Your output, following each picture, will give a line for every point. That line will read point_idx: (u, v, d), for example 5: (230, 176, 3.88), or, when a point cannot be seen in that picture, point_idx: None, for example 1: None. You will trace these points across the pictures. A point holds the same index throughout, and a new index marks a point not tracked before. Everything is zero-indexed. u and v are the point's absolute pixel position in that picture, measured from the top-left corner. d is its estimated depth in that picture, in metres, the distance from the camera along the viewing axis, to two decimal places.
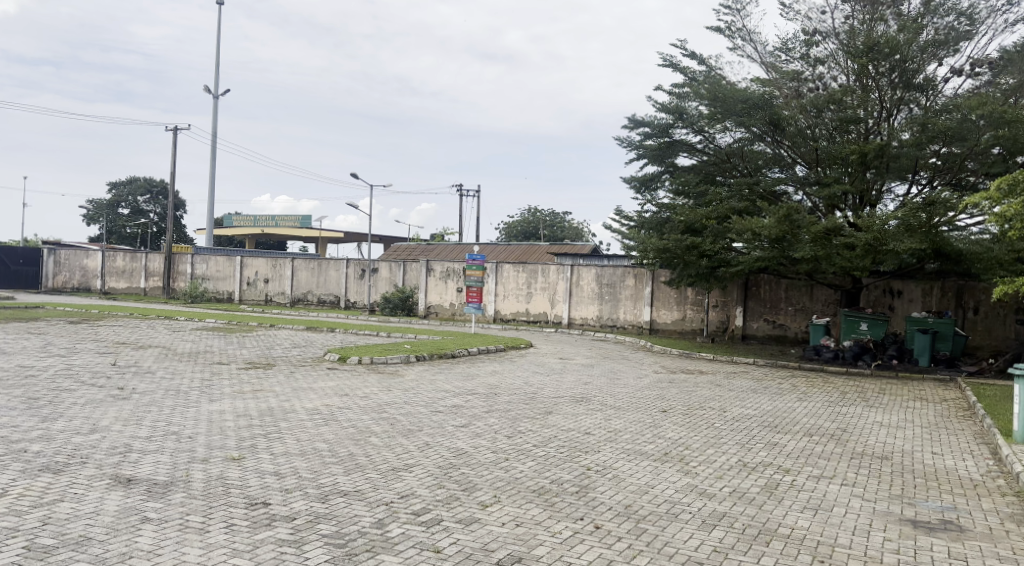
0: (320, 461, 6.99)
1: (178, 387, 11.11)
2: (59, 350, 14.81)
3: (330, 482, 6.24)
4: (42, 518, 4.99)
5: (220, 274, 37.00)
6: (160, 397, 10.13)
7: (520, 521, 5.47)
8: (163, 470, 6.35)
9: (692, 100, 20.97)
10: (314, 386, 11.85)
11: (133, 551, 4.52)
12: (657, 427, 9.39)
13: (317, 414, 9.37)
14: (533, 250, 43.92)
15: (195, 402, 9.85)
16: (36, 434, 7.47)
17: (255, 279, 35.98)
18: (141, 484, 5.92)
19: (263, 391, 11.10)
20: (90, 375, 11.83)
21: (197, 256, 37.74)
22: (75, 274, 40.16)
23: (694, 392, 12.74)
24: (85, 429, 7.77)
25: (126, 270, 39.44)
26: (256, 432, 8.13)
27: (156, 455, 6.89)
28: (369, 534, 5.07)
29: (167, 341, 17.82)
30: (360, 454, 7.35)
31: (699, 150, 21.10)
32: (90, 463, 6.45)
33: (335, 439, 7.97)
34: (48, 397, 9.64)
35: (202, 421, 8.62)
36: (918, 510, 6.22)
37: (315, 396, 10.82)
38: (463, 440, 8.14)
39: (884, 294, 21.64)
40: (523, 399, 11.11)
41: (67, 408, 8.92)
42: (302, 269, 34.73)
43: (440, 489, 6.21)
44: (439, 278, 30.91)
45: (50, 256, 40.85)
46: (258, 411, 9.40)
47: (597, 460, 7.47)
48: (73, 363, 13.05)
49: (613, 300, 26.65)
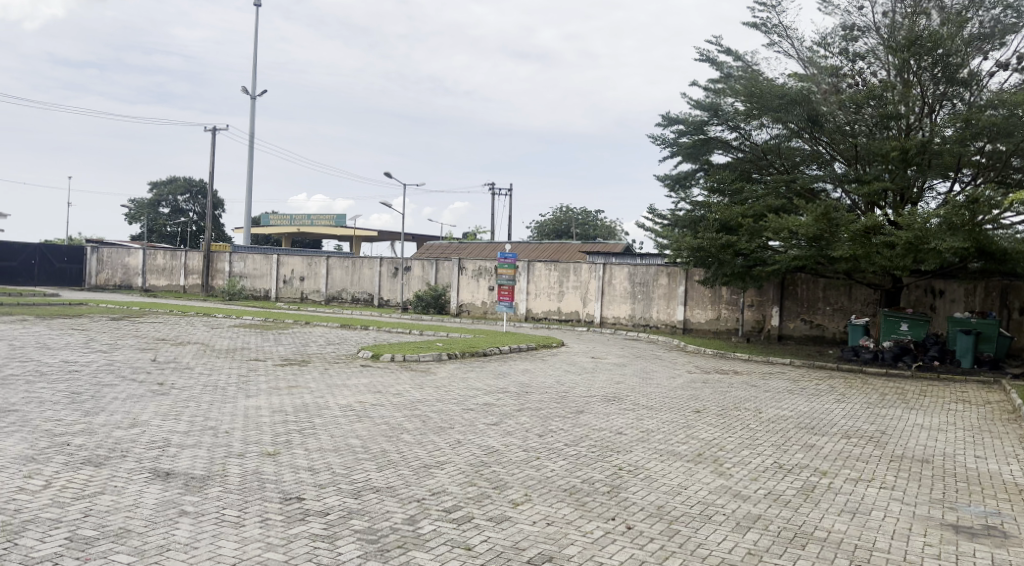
0: (353, 457, 7.06)
1: (216, 382, 11.33)
2: (101, 346, 15.21)
3: (363, 478, 6.30)
4: (83, 510, 5.11)
5: (256, 272, 37.58)
6: (199, 392, 10.33)
7: (551, 521, 5.44)
8: (200, 464, 6.47)
9: (728, 96, 20.77)
10: (348, 383, 11.98)
11: (170, 544, 4.60)
12: (690, 427, 9.30)
13: (350, 411, 9.49)
14: (565, 249, 43.82)
15: (233, 398, 10.04)
16: (80, 427, 7.67)
17: (291, 277, 36.45)
18: (179, 477, 6.03)
19: (298, 387, 11.25)
20: (131, 370, 12.13)
21: (236, 254, 38.43)
22: (118, 273, 41.19)
23: (729, 393, 12.57)
24: (126, 424, 7.96)
25: (167, 268, 40.28)
26: (291, 428, 8.25)
27: (194, 449, 7.02)
28: (401, 530, 5.09)
29: (206, 337, 18.19)
30: (392, 450, 7.39)
31: (735, 148, 20.86)
32: (130, 457, 6.58)
33: (368, 435, 8.05)
34: (90, 391, 9.88)
35: (240, 417, 8.77)
36: (961, 515, 6.05)
37: (349, 393, 10.93)
38: (494, 438, 8.15)
39: (925, 294, 21.12)
40: (555, 398, 11.08)
41: (108, 403, 9.11)
42: (337, 267, 35.13)
43: (471, 487, 6.22)
44: (470, 277, 31.01)
45: (94, 254, 42.00)
46: (294, 407, 9.53)
47: (628, 460, 7.40)
48: (114, 359, 13.39)
49: (646, 299, 26.44)
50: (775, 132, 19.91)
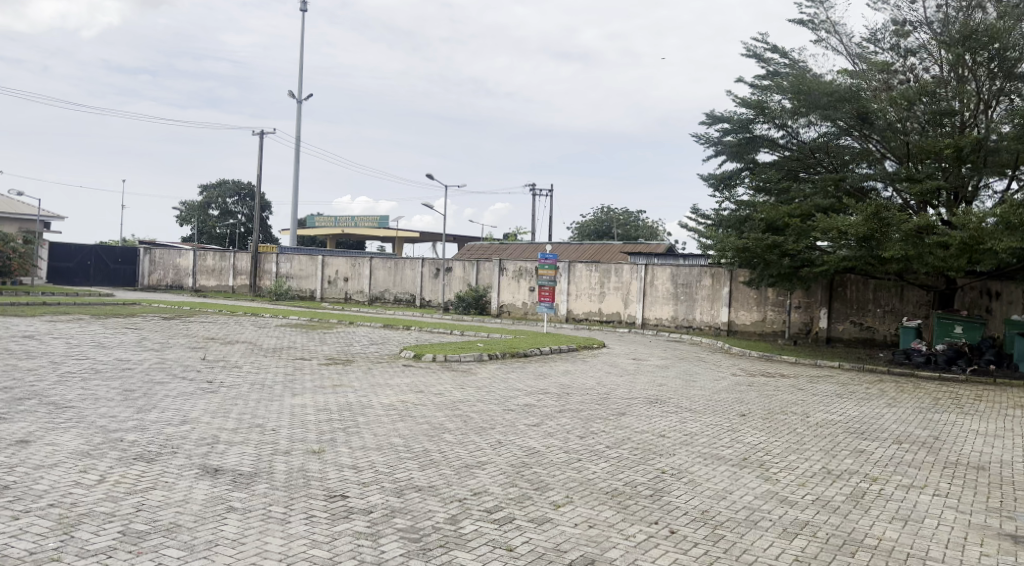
0: (396, 456, 7.11)
1: (263, 381, 11.56)
2: (154, 345, 15.65)
3: (405, 477, 6.35)
4: (136, 504, 5.25)
5: (301, 273, 38.22)
6: (246, 390, 10.55)
7: (593, 523, 5.40)
8: (248, 461, 6.60)
9: (775, 94, 20.38)
10: (391, 382, 12.09)
11: (218, 540, 4.70)
12: (735, 431, 9.14)
13: (392, 410, 9.57)
14: (607, 250, 43.58)
15: (279, 396, 10.22)
16: (133, 424, 7.90)
17: (335, 278, 36.98)
18: (227, 474, 6.15)
19: (342, 386, 11.40)
20: (182, 368, 12.44)
21: (282, 255, 39.15)
22: (169, 273, 42.38)
23: (775, 396, 12.32)
24: (176, 421, 8.17)
25: (216, 269, 41.26)
26: (335, 426, 8.36)
27: (241, 446, 7.16)
28: (443, 530, 5.12)
29: (253, 336, 18.57)
30: (434, 450, 7.42)
31: (781, 146, 20.44)
32: (180, 453, 6.75)
33: (410, 434, 8.10)
34: (142, 389, 10.16)
35: (285, 415, 8.93)
36: (1020, 525, 5.81)
37: (391, 393, 11.03)
38: (535, 440, 8.13)
39: (981, 296, 20.40)
40: (596, 400, 11.01)
41: (160, 401, 9.35)
42: (379, 268, 35.52)
43: (513, 487, 6.22)
44: (511, 278, 31.02)
45: (147, 255, 43.27)
46: (337, 406, 9.66)
47: (672, 463, 7.30)
48: (166, 357, 13.76)
49: (689, 300, 26.12)
50: (823, 130, 19.46)
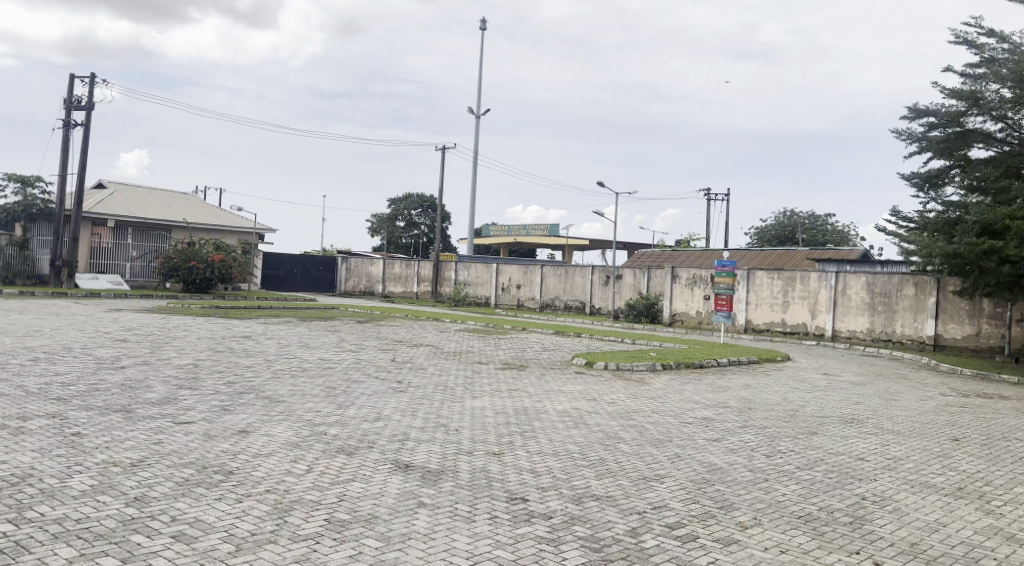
0: (574, 463, 7.13)
1: (446, 383, 12.11)
2: (350, 346, 16.97)
3: (584, 486, 6.34)
4: (338, 494, 5.68)
5: (478, 280, 39.66)
6: (431, 391, 11.10)
7: (784, 549, 5.07)
8: (435, 459, 6.92)
9: (991, 83, 18.18)
10: (566, 389, 12.18)
11: (411, 533, 4.95)
12: (947, 457, 8.20)
13: (569, 417, 9.62)
14: (793, 257, 41.11)
15: (460, 398, 10.65)
16: (334, 418, 8.59)
17: (510, 285, 38.02)
18: (416, 470, 6.49)
19: (519, 391, 11.66)
20: (374, 368, 13.35)
21: (460, 263, 40.90)
22: (361, 280, 45.87)
23: (995, 420, 10.90)
24: (371, 417, 8.77)
25: (401, 276, 44.01)
26: (514, 430, 8.56)
27: (428, 445, 7.53)
28: (624, 542, 5.05)
29: (436, 340, 19.56)
30: (612, 460, 7.36)
31: (999, 141, 18.27)
32: (374, 448, 7.23)
33: (587, 442, 8.10)
34: (341, 387, 11.04)
35: (467, 416, 9.28)
36: None
37: (567, 399, 11.10)
38: (717, 455, 7.80)
39: None
40: (782, 416, 10.38)
41: (356, 398, 10.10)
42: (552, 276, 36.03)
43: (696, 504, 6.00)
44: (686, 286, 30.09)
45: (343, 263, 47.17)
46: (515, 410, 9.88)
47: (872, 490, 6.68)
48: (360, 358, 14.87)
49: (887, 312, 23.94)
50: None
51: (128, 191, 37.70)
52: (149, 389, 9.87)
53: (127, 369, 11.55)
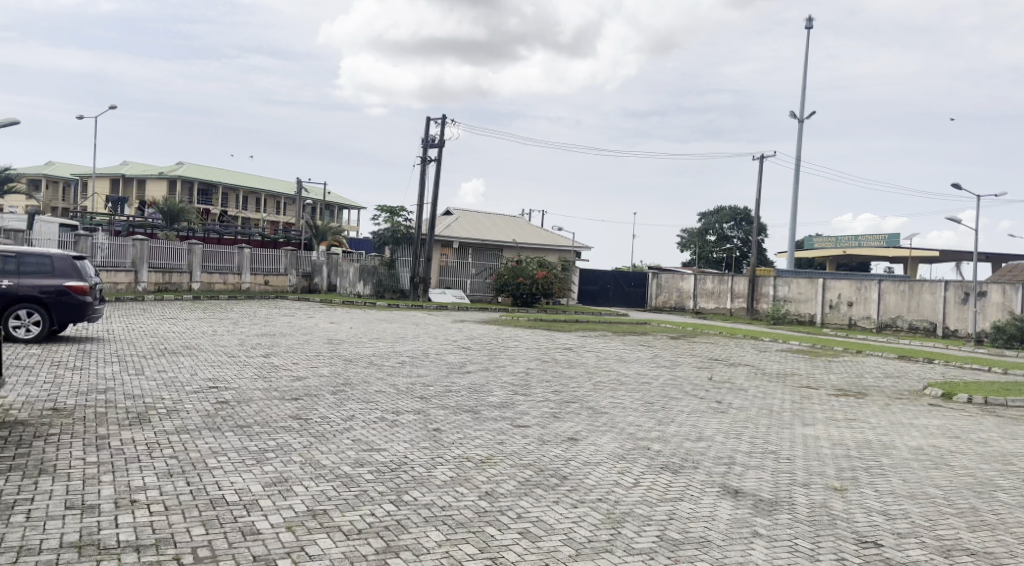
0: (936, 510, 6.17)
1: (771, 406, 11.39)
2: (666, 362, 16.89)
3: (952, 537, 5.43)
4: (669, 512, 5.64)
5: (800, 297, 36.85)
6: (756, 414, 10.53)
7: None
8: (767, 488, 6.52)
9: None
10: (916, 423, 10.65)
11: (749, 563, 4.70)
12: None
13: (923, 455, 8.37)
14: None
15: (789, 424, 9.92)
16: (657, 435, 8.59)
17: (838, 302, 34.67)
18: (747, 497, 6.18)
19: (857, 420, 10.49)
20: (693, 387, 13.10)
21: (780, 278, 38.44)
22: (673, 295, 45.69)
23: None
24: (694, 437, 8.59)
25: (715, 292, 42.82)
26: (856, 464, 7.70)
27: (759, 471, 7.12)
28: None
29: (756, 360, 18.56)
30: (987, 511, 6.20)
31: None
32: (701, 469, 7.05)
33: (951, 487, 6.95)
34: (661, 402, 11.02)
35: (799, 444, 8.60)
36: None
37: (918, 435, 9.68)
38: None
39: None
40: None
41: (677, 416, 9.99)
42: (890, 292, 32.04)
43: None
44: None
45: (655, 279, 47.42)
46: (855, 442, 8.90)
47: None
48: (677, 374, 14.72)
49: None
50: None
51: (469, 216, 42.43)
52: (489, 393, 10.90)
53: (471, 374, 12.93)
